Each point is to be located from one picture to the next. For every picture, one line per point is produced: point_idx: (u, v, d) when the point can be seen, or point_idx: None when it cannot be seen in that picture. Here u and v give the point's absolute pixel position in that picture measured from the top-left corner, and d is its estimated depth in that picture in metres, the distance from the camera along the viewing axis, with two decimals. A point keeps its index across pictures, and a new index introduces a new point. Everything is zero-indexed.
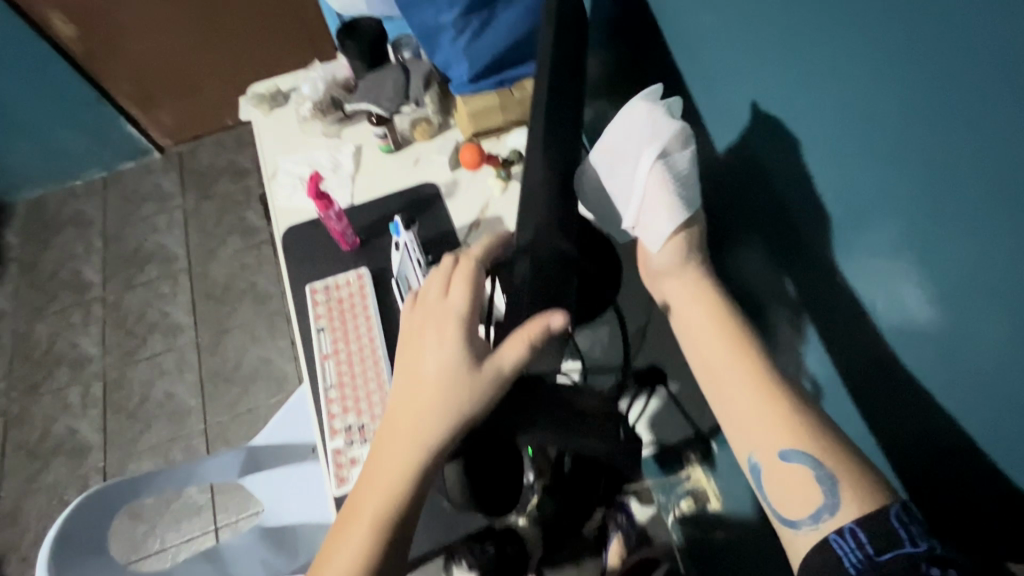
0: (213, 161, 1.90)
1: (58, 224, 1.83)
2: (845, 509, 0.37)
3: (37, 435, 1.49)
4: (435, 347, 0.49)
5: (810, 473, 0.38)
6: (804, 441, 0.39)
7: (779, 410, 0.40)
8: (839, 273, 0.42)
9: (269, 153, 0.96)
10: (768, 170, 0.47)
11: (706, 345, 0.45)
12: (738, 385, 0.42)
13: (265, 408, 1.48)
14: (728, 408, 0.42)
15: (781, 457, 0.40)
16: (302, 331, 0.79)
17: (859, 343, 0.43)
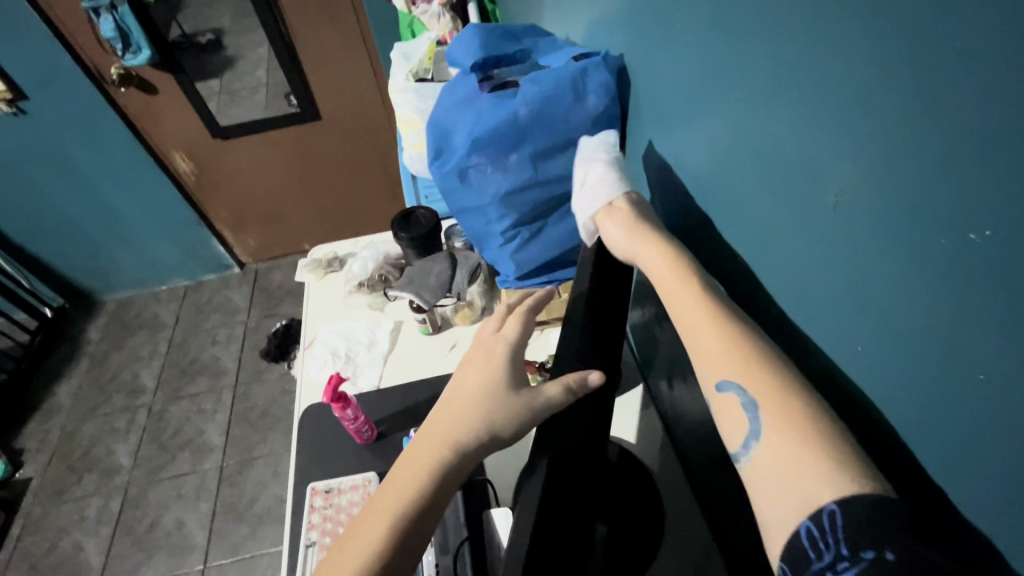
0: (284, 281, 2.02)
1: (134, 326, 1.96)
2: (766, 436, 0.34)
3: (47, 546, 1.46)
4: (489, 351, 0.52)
5: (741, 403, 0.36)
6: (746, 376, 0.36)
7: (741, 354, 0.37)
8: (900, 306, 0.31)
9: (312, 320, 0.96)
10: (811, 174, 0.36)
11: (693, 318, 0.40)
12: (709, 335, 0.39)
13: (268, 557, 1.38)
14: (695, 351, 0.40)
15: (719, 387, 0.37)
16: (292, 539, 0.71)
17: (933, 377, 0.31)
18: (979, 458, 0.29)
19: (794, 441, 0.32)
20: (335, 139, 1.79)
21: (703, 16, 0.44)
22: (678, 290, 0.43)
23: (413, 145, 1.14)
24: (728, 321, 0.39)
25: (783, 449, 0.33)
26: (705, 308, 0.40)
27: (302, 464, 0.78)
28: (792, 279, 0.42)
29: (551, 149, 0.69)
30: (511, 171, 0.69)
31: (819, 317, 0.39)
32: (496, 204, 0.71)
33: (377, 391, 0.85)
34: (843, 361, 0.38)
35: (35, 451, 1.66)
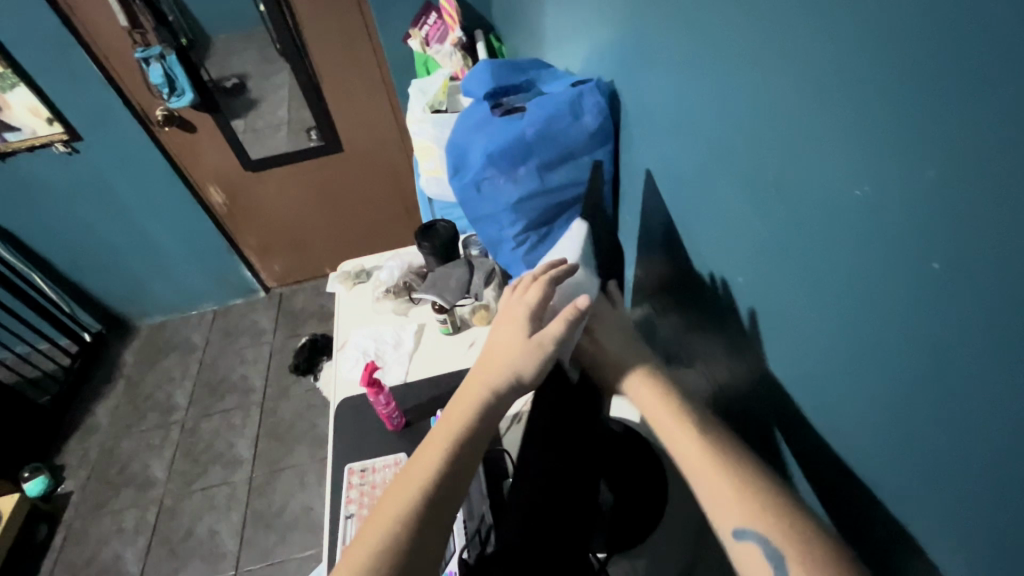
0: (307, 303, 2.14)
1: (167, 349, 2.07)
2: None
3: (87, 557, 1.54)
4: (512, 332, 0.54)
5: (761, 553, 0.38)
6: (758, 518, 0.39)
7: (749, 503, 0.39)
8: (847, 313, 0.41)
9: (344, 325, 1.06)
10: (770, 207, 0.47)
11: (700, 469, 0.42)
12: (720, 487, 0.41)
13: (296, 562, 1.44)
14: (710, 497, 0.41)
15: (735, 536, 0.39)
16: (332, 514, 0.79)
17: (872, 378, 0.41)
18: (893, 368, 0.38)
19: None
20: (356, 170, 1.93)
21: (682, 48, 0.55)
22: (674, 434, 0.45)
23: (430, 169, 1.26)
24: (726, 461, 0.42)
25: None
26: (704, 455, 0.43)
27: (339, 450, 0.87)
28: (760, 255, 0.52)
29: (554, 162, 0.80)
30: (520, 183, 0.80)
31: (781, 279, 0.49)
32: (507, 211, 0.82)
33: (404, 384, 0.94)
34: (798, 311, 0.48)
35: (75, 467, 1.75)
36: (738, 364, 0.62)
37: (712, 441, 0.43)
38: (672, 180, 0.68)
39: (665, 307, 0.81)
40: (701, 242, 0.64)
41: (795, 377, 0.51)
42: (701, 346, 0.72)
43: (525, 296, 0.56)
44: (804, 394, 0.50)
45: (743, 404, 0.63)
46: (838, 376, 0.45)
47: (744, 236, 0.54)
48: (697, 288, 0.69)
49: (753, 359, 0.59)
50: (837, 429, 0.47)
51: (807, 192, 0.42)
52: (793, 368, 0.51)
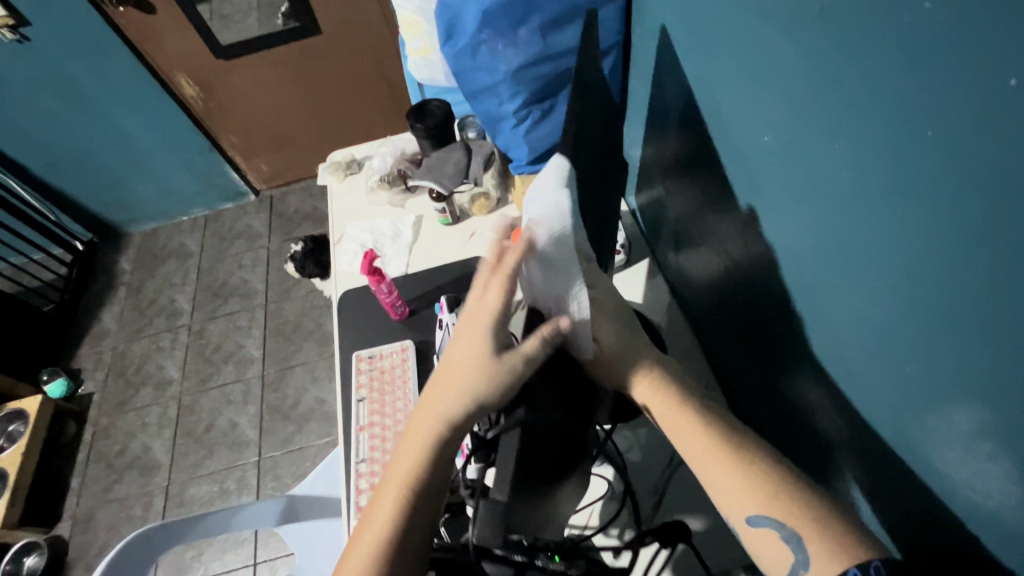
0: (299, 206, 2.07)
1: (163, 255, 2.04)
2: (814, 562, 0.40)
3: (117, 448, 1.63)
4: (474, 341, 0.50)
5: (777, 534, 0.42)
6: (769, 505, 0.42)
7: (751, 481, 0.43)
8: (874, 160, 0.38)
9: (339, 218, 1.02)
10: (804, 46, 0.42)
11: (705, 459, 0.46)
12: (725, 474, 0.44)
13: (315, 448, 1.53)
14: (715, 485, 0.45)
15: (748, 522, 0.43)
16: (344, 399, 0.81)
17: (889, 232, 0.39)
18: (913, 215, 0.36)
19: (818, 544, 0.41)
20: (336, 57, 1.77)
21: None
22: (676, 426, 0.48)
23: (417, 49, 1.13)
24: (730, 452, 0.45)
25: (817, 554, 0.40)
26: (707, 446, 0.46)
27: (345, 340, 0.87)
28: (783, 108, 0.47)
29: (558, 20, 0.71)
30: (521, 46, 0.72)
31: (809, 136, 0.44)
32: (508, 81, 0.75)
33: (406, 276, 0.92)
34: (824, 172, 0.44)
35: (92, 370, 1.80)
36: (751, 239, 0.60)
37: (717, 435, 0.46)
38: (689, 33, 0.61)
39: (678, 185, 0.76)
40: (718, 105, 0.58)
41: (812, 248, 0.49)
42: (712, 224, 0.69)
43: (483, 304, 0.50)
44: (818, 265, 0.48)
45: (755, 279, 0.61)
46: (859, 241, 0.42)
47: (767, 87, 0.48)
48: (711, 159, 0.64)
49: (758, 230, 0.57)
50: (853, 301, 0.45)
51: (850, 17, 0.36)
52: (814, 237, 0.48)
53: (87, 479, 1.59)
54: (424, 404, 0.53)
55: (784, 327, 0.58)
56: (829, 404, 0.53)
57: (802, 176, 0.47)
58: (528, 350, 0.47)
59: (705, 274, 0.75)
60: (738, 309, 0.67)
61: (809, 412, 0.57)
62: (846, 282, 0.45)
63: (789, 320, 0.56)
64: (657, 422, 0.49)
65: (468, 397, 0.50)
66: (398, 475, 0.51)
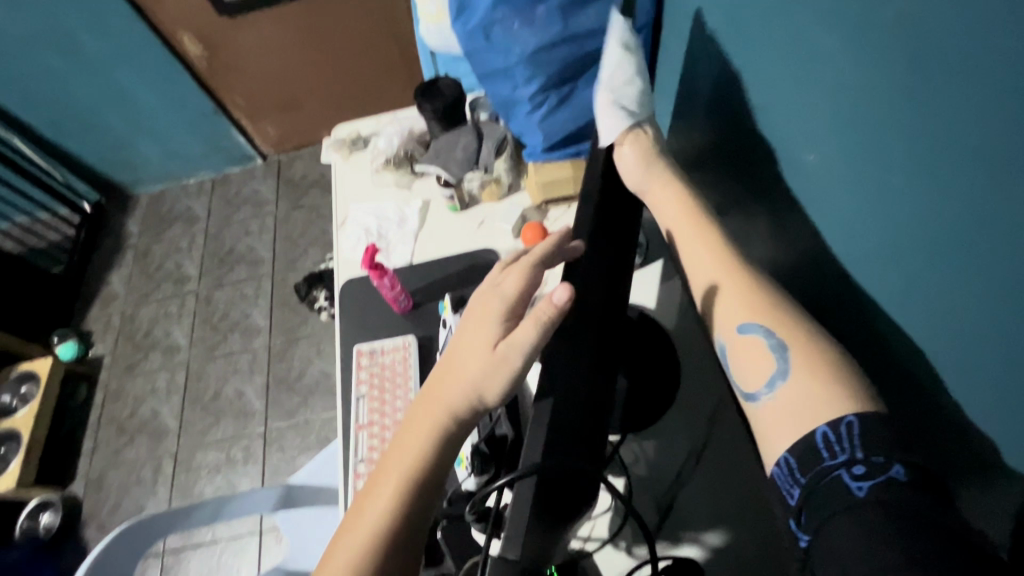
0: (307, 172, 2.02)
1: (170, 219, 2.02)
2: (791, 374, 0.43)
3: (127, 411, 1.66)
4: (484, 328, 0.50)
5: (765, 344, 0.46)
6: (772, 323, 0.46)
7: (768, 310, 0.47)
8: (967, 223, 0.33)
9: (343, 200, 0.98)
10: (886, 77, 0.37)
11: (740, 306, 0.49)
12: (744, 309, 0.48)
13: (319, 420, 1.54)
14: (733, 312, 0.49)
15: (745, 334, 0.47)
16: (343, 393, 0.79)
17: (983, 303, 0.34)
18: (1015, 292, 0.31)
19: (803, 366, 0.43)
20: (347, 18, 1.69)
21: None
22: (727, 288, 0.51)
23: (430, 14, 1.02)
24: (775, 313, 0.47)
25: (801, 380, 0.42)
26: (742, 287, 0.50)
27: (346, 330, 0.84)
28: (852, 138, 0.42)
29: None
30: (538, 26, 0.66)
31: (879, 149, 0.39)
32: (523, 64, 0.68)
33: (410, 266, 0.88)
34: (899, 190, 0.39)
35: (101, 332, 1.81)
36: (800, 252, 0.55)
37: (752, 278, 0.50)
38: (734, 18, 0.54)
39: (708, 183, 0.71)
40: (766, 101, 0.52)
41: (878, 270, 0.43)
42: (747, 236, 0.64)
43: (500, 290, 0.52)
44: (883, 292, 0.43)
45: (804, 296, 0.56)
46: (939, 271, 0.37)
47: (829, 87, 0.43)
48: (754, 159, 0.58)
49: (811, 258, 0.53)
50: (922, 333, 0.40)
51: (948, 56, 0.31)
52: (882, 261, 0.43)
53: (98, 441, 1.62)
54: (429, 388, 0.52)
55: (834, 348, 0.53)
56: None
57: (871, 218, 0.42)
58: (533, 334, 0.46)
59: None
60: None
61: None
62: (917, 314, 0.40)
63: (842, 343, 0.52)
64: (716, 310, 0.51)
65: (475, 388, 0.49)
66: (394, 471, 0.49)
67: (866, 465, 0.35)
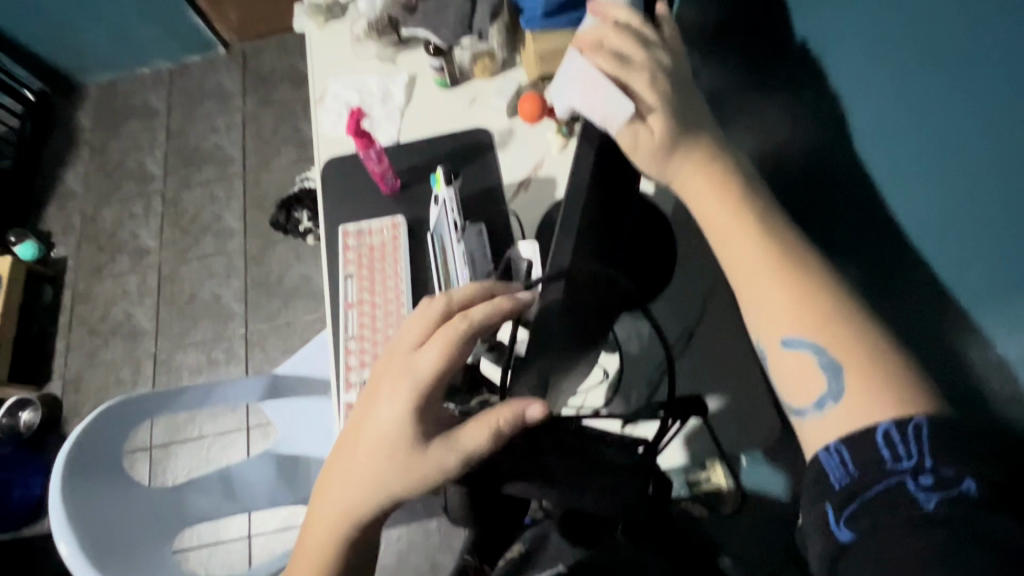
0: (275, 64, 1.85)
1: (125, 113, 1.85)
2: (848, 396, 0.37)
3: (99, 314, 1.60)
4: (399, 372, 0.44)
5: (812, 360, 0.38)
6: (814, 330, 0.39)
7: (800, 299, 0.40)
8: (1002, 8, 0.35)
9: (320, 73, 0.89)
10: None
11: (750, 271, 0.42)
12: (770, 286, 0.41)
13: (302, 323, 1.53)
14: (759, 301, 0.41)
15: (783, 344, 0.40)
16: (330, 274, 0.76)
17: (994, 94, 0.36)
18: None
19: (857, 377, 0.37)
20: None
21: None
22: (733, 238, 0.43)
23: None
24: (813, 307, 0.39)
25: (855, 389, 0.36)
26: (765, 260, 0.41)
27: (329, 211, 0.80)
28: None
29: None
30: None
31: None
32: None
33: (396, 145, 0.82)
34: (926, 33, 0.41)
35: (62, 234, 1.71)
36: (809, 121, 0.56)
37: (780, 251, 0.41)
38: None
39: (718, 57, 0.68)
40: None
41: (891, 120, 0.46)
42: (751, 100, 0.64)
43: (415, 370, 0.44)
44: (891, 141, 0.46)
45: (804, 166, 0.58)
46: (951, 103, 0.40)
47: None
48: (778, 26, 0.59)
49: (818, 104, 0.55)
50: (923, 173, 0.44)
51: None
52: (898, 110, 0.45)
53: (71, 343, 1.58)
54: (334, 469, 0.45)
55: (828, 210, 0.56)
56: (856, 289, 0.52)
57: (896, 37, 0.44)
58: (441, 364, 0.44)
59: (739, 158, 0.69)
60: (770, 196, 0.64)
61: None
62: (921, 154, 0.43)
63: (837, 205, 0.54)
64: (695, 214, 0.46)
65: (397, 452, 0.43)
66: (319, 532, 0.44)
67: (932, 469, 0.32)
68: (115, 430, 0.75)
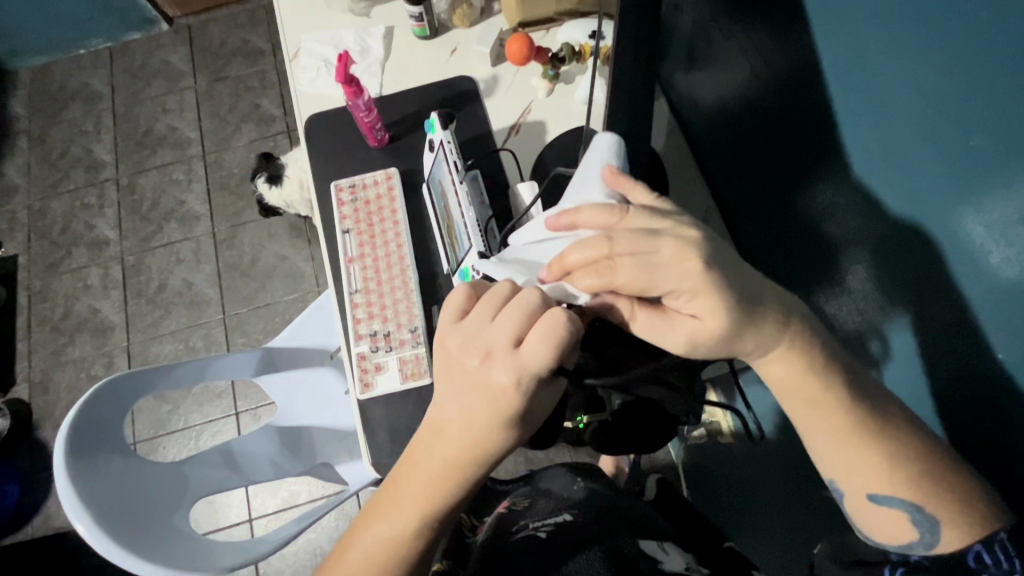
0: (225, 38, 1.76)
1: (64, 97, 1.73)
2: (941, 546, 0.39)
3: (61, 312, 1.52)
4: (503, 344, 0.42)
5: (903, 513, 0.40)
6: (897, 487, 0.40)
7: (880, 448, 0.40)
8: None
9: (291, 28, 0.86)
10: None
11: (829, 442, 0.42)
12: (842, 445, 0.42)
13: (283, 304, 1.49)
14: (833, 454, 0.42)
15: (870, 499, 0.41)
16: (326, 232, 0.74)
17: None
18: None
19: (953, 529, 0.39)
20: None
21: None
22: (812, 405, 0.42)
23: None
24: (898, 466, 0.40)
25: (949, 538, 0.39)
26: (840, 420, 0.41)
27: (318, 170, 0.78)
28: None
29: None
30: None
31: None
32: None
33: (381, 98, 0.81)
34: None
35: (9, 230, 1.60)
36: (768, 41, 0.56)
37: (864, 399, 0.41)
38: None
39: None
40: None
41: (872, 20, 0.43)
42: (718, 31, 0.63)
43: (519, 367, 0.41)
44: (878, 45, 0.44)
45: (776, 97, 0.57)
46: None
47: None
48: None
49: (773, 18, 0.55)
50: (916, 69, 0.40)
51: None
52: (881, 7, 0.43)
53: (33, 344, 1.49)
54: (430, 453, 0.45)
55: (814, 136, 0.53)
56: (848, 208, 0.51)
57: None
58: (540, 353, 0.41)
59: (720, 94, 0.67)
60: (746, 128, 0.64)
61: (823, 226, 0.55)
62: (910, 51, 0.41)
63: (823, 126, 0.52)
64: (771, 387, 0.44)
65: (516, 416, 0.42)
66: (433, 481, 0.45)
67: None
68: (108, 411, 0.72)
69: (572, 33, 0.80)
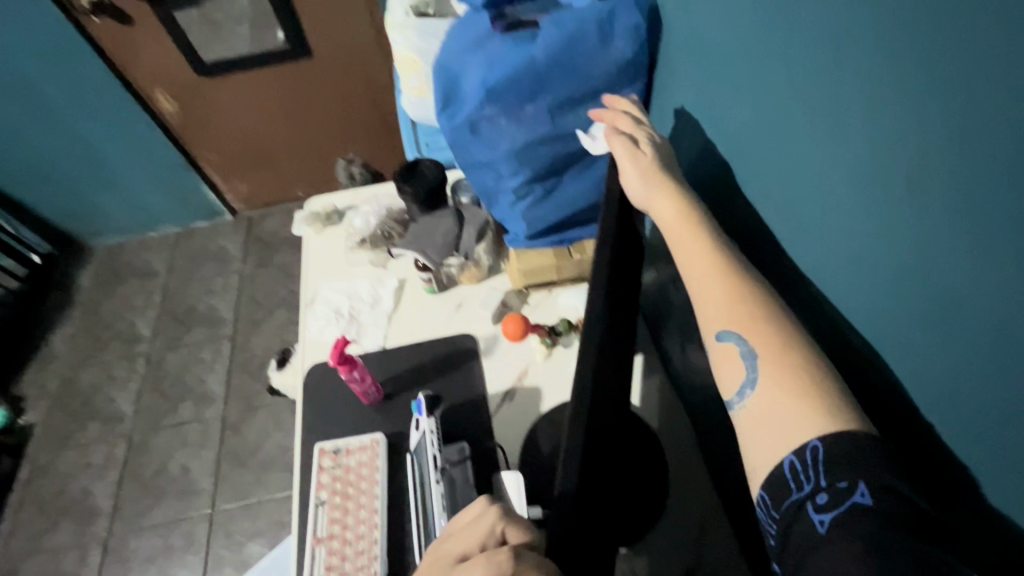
0: (278, 229, 1.96)
1: (126, 274, 1.91)
2: (763, 388, 0.41)
3: (54, 490, 1.48)
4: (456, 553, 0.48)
5: (739, 349, 0.43)
6: (747, 329, 0.43)
7: (732, 295, 0.45)
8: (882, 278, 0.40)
9: (313, 275, 0.93)
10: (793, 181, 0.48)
11: (699, 291, 0.47)
12: (707, 283, 0.47)
13: (273, 502, 1.41)
14: (698, 296, 0.47)
15: (717, 337, 0.45)
16: (301, 499, 0.71)
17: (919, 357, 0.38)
18: (938, 323, 0.36)
19: (781, 385, 0.40)
20: (325, 80, 1.70)
21: None
22: (684, 238, 0.50)
23: (412, 92, 1.01)
24: (748, 308, 0.44)
25: (772, 394, 0.40)
26: (710, 270, 0.47)
27: (308, 426, 0.77)
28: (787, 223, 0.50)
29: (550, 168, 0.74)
30: (526, 124, 0.70)
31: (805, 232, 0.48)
32: (509, 159, 0.71)
33: (381, 351, 0.83)
34: (836, 213, 0.43)
35: (36, 397, 1.66)
36: None
37: (722, 254, 0.48)
38: (733, 130, 0.57)
39: None
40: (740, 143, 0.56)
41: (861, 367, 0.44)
42: None
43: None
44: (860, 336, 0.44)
45: None
46: (883, 254, 0.39)
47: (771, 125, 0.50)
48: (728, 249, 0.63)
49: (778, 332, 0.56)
50: (901, 355, 0.40)
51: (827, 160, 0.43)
52: (872, 366, 0.43)
53: (18, 524, 1.44)
54: None
55: None
56: None
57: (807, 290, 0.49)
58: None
59: None
60: None
61: None
62: (891, 341, 0.40)
63: None
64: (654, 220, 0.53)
65: None
66: None
67: (827, 488, 0.35)
68: None
69: (573, 299, 0.83)
